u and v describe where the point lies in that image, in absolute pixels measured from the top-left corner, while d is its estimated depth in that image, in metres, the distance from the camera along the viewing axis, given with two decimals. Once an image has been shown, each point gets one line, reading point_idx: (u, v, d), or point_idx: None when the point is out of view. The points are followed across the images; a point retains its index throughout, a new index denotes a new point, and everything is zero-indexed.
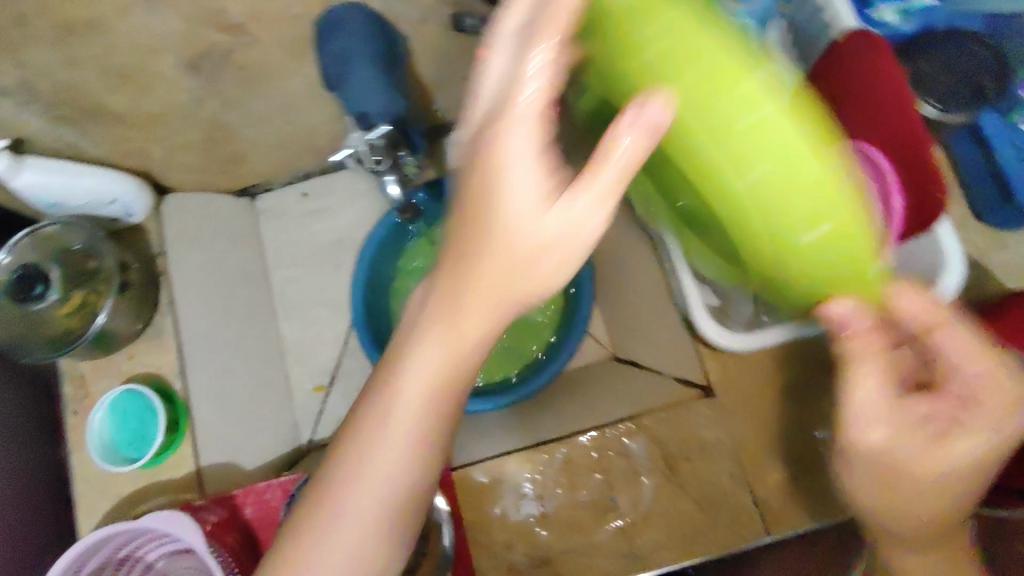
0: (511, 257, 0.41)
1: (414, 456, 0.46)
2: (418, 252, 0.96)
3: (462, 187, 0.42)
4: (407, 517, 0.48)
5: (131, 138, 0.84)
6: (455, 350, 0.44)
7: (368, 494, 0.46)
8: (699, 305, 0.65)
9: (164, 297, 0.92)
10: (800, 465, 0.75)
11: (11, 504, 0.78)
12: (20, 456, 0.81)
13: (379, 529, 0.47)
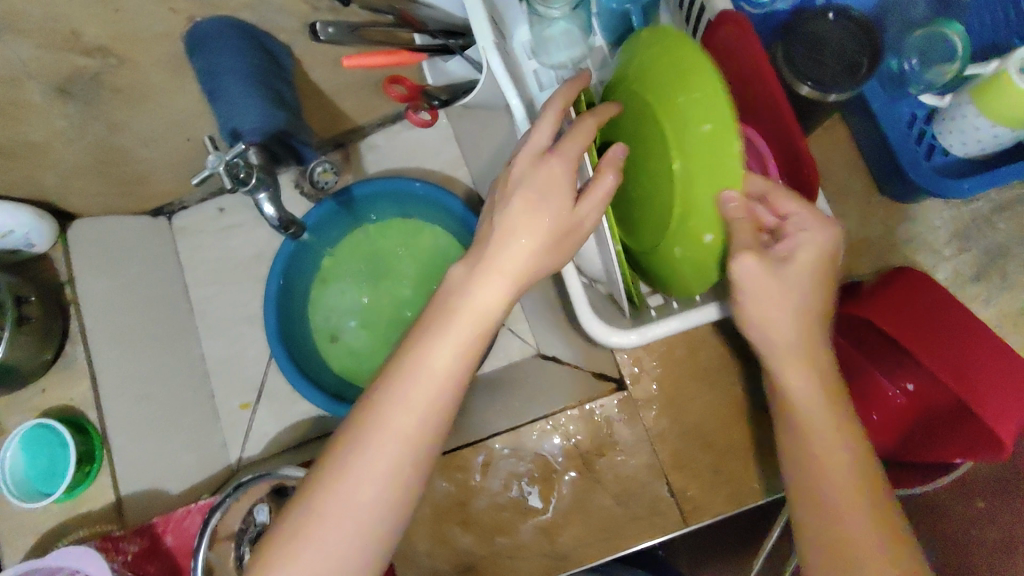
0: (541, 236, 0.52)
1: (430, 413, 0.52)
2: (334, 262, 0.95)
3: (511, 195, 0.53)
4: (411, 479, 0.52)
5: (20, 168, 0.81)
6: (476, 325, 0.53)
7: (384, 453, 0.51)
8: (580, 295, 0.62)
9: (75, 326, 0.89)
10: (713, 452, 0.74)
11: None
12: None
13: (389, 487, 0.51)
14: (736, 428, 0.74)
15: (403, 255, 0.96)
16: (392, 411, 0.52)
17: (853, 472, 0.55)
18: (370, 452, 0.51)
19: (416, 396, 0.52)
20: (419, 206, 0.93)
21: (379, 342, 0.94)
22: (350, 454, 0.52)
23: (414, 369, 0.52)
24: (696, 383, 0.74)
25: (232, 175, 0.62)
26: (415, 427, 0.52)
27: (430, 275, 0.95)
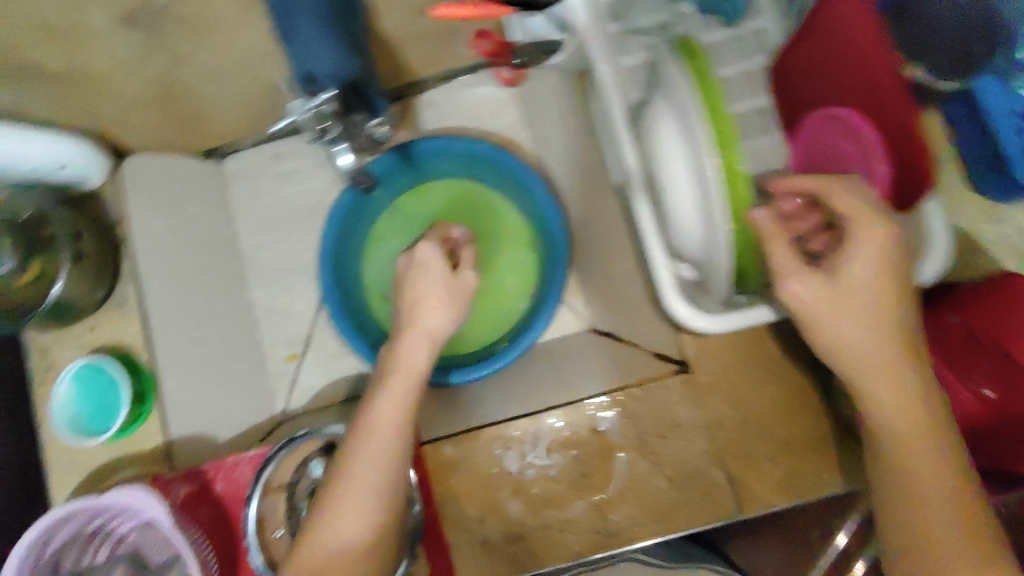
0: (421, 304, 0.70)
1: (382, 467, 0.62)
2: (392, 219, 0.93)
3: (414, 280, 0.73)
4: (381, 519, 0.62)
5: (79, 96, 0.78)
6: (407, 380, 0.67)
7: (351, 508, 0.61)
8: (669, 279, 0.60)
9: (126, 265, 0.88)
10: (772, 441, 0.73)
11: None
12: None
13: (365, 528, 0.61)
14: (796, 419, 0.74)
15: (460, 218, 0.93)
16: (370, 442, 0.63)
17: (925, 474, 0.56)
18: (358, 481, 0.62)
19: (366, 454, 0.63)
20: (486, 169, 0.91)
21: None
22: (323, 513, 0.62)
23: (367, 424, 0.64)
24: (760, 374, 0.73)
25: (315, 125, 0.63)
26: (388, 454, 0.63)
27: (488, 240, 0.92)
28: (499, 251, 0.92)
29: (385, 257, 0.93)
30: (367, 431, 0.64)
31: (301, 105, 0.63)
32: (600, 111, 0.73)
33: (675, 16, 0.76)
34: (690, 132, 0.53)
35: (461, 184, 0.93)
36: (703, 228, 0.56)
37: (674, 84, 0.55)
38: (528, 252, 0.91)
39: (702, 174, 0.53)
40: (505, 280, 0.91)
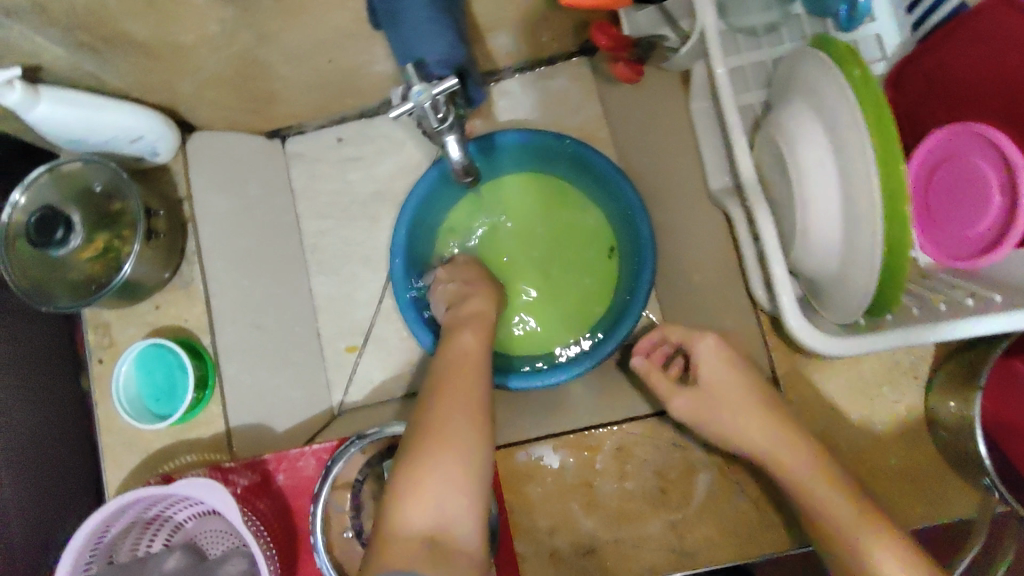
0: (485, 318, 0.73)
1: (474, 434, 0.60)
2: (469, 213, 0.90)
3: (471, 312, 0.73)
4: (478, 487, 0.59)
5: (158, 70, 0.75)
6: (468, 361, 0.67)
7: (450, 474, 0.57)
8: (792, 300, 0.58)
9: (190, 245, 0.86)
10: (862, 466, 0.72)
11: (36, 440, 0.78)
12: (42, 388, 0.80)
13: (464, 498, 0.57)
14: (888, 444, 0.72)
15: (541, 213, 0.90)
16: (453, 431, 0.59)
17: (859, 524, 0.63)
18: (440, 468, 0.57)
19: (458, 424, 0.60)
20: (567, 165, 0.87)
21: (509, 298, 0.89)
22: (419, 486, 0.57)
23: (442, 398, 0.62)
24: (846, 404, 0.73)
25: (435, 114, 0.56)
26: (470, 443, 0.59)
27: (569, 237, 0.89)
28: (582, 249, 0.89)
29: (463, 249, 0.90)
30: (442, 417, 0.60)
31: (423, 91, 0.55)
32: (702, 112, 0.75)
33: (783, 16, 0.72)
34: (847, 143, 0.52)
35: (545, 178, 0.90)
36: (844, 240, 0.54)
37: (831, 89, 0.53)
38: (610, 253, 0.87)
39: (856, 188, 0.51)
40: (585, 280, 0.88)
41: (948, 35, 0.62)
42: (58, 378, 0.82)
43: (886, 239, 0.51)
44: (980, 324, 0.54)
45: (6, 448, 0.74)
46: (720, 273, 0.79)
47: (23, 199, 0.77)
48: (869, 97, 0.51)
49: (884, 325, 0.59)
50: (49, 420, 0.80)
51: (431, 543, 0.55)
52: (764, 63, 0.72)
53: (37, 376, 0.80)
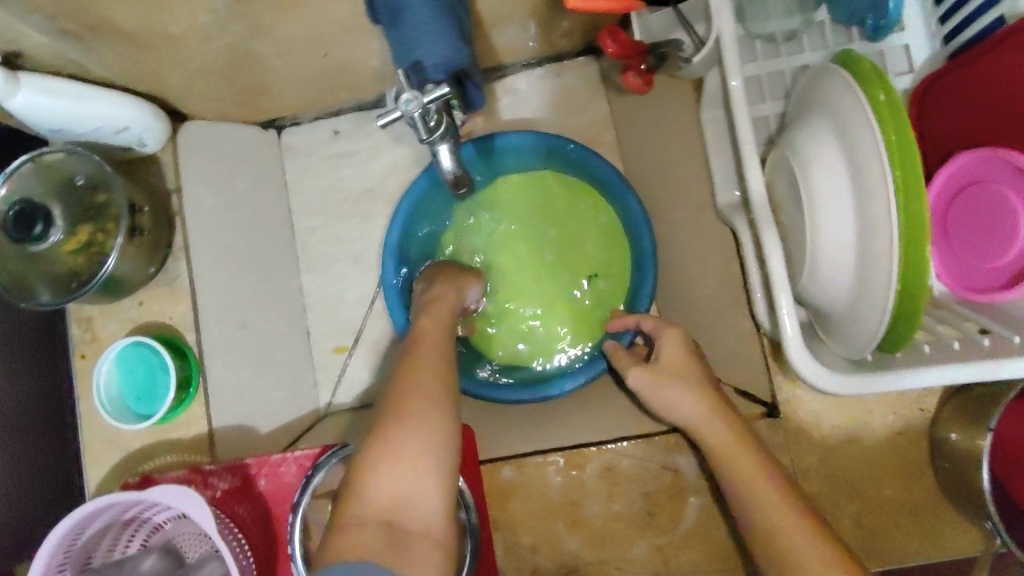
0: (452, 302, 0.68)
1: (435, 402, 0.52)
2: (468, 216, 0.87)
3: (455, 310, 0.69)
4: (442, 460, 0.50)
5: (147, 60, 0.72)
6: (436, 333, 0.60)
7: (406, 443, 0.49)
8: (796, 332, 0.55)
9: (178, 241, 0.84)
10: (860, 500, 0.69)
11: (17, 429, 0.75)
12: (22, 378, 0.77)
13: (425, 475, 0.49)
14: (890, 478, 0.69)
15: (545, 215, 0.86)
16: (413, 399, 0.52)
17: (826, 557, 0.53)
18: (397, 441, 0.49)
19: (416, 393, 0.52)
20: (573, 169, 0.84)
21: (514, 302, 0.86)
22: (372, 459, 0.49)
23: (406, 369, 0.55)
24: (848, 432, 0.71)
25: (425, 123, 0.54)
26: (432, 419, 0.51)
27: (575, 241, 0.85)
28: (589, 255, 0.85)
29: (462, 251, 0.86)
30: (405, 385, 0.53)
31: (412, 99, 0.52)
32: (714, 121, 0.72)
33: (804, 24, 0.70)
34: (868, 172, 0.48)
35: (552, 178, 0.86)
36: (857, 275, 0.51)
37: (853, 112, 0.50)
38: (618, 261, 0.84)
39: (874, 220, 0.48)
40: (591, 287, 0.84)
41: (985, 51, 0.59)
42: (39, 368, 0.80)
43: (900, 282, 0.48)
44: (957, 370, 0.54)
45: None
46: (722, 290, 0.75)
47: (4, 189, 0.73)
48: (895, 123, 0.47)
49: (892, 363, 0.56)
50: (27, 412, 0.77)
51: (388, 527, 0.47)
52: (782, 72, 0.69)
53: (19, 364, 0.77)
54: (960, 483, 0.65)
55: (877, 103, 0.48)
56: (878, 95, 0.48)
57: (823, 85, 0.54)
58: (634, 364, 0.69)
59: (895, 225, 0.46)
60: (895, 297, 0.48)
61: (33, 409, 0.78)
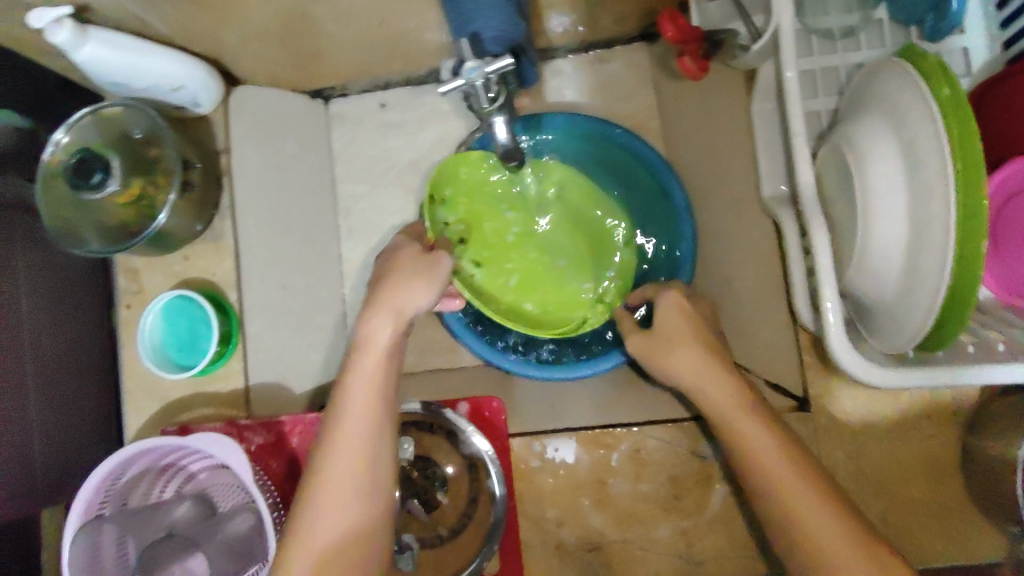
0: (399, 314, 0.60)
1: (358, 498, 0.55)
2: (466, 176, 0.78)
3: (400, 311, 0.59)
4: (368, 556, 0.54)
5: (205, 18, 0.74)
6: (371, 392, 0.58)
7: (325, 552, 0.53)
8: (839, 324, 0.55)
9: (225, 199, 0.86)
10: (886, 497, 0.70)
11: (64, 367, 0.77)
12: (73, 318, 0.80)
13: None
14: (919, 479, 0.70)
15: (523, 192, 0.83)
16: (331, 503, 0.54)
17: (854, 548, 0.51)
18: (316, 551, 0.53)
19: (337, 492, 0.54)
20: (613, 157, 0.85)
21: (498, 280, 0.81)
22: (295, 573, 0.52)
23: (328, 454, 0.56)
24: (881, 428, 0.71)
25: (486, 92, 0.54)
26: (352, 521, 0.54)
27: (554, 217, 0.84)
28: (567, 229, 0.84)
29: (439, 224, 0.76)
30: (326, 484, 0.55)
31: (476, 68, 0.53)
32: (764, 114, 0.72)
33: (863, 20, 0.68)
34: (927, 167, 0.48)
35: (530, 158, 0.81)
36: (905, 271, 0.51)
37: (915, 105, 0.50)
38: (606, 220, 0.85)
39: (930, 216, 0.48)
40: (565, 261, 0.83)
41: None
42: (89, 313, 0.83)
43: (953, 278, 0.48)
44: (999, 371, 0.54)
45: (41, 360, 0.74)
46: (761, 281, 0.76)
47: (65, 138, 0.76)
48: (958, 117, 0.47)
49: (932, 362, 0.57)
50: (77, 351, 0.80)
51: None
52: (837, 68, 0.69)
53: (70, 304, 0.80)
54: (993, 488, 0.65)
55: (941, 96, 0.48)
56: (942, 90, 0.48)
57: (883, 80, 0.54)
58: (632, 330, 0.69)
59: (952, 222, 0.46)
60: (947, 292, 0.48)
61: (80, 349, 0.80)
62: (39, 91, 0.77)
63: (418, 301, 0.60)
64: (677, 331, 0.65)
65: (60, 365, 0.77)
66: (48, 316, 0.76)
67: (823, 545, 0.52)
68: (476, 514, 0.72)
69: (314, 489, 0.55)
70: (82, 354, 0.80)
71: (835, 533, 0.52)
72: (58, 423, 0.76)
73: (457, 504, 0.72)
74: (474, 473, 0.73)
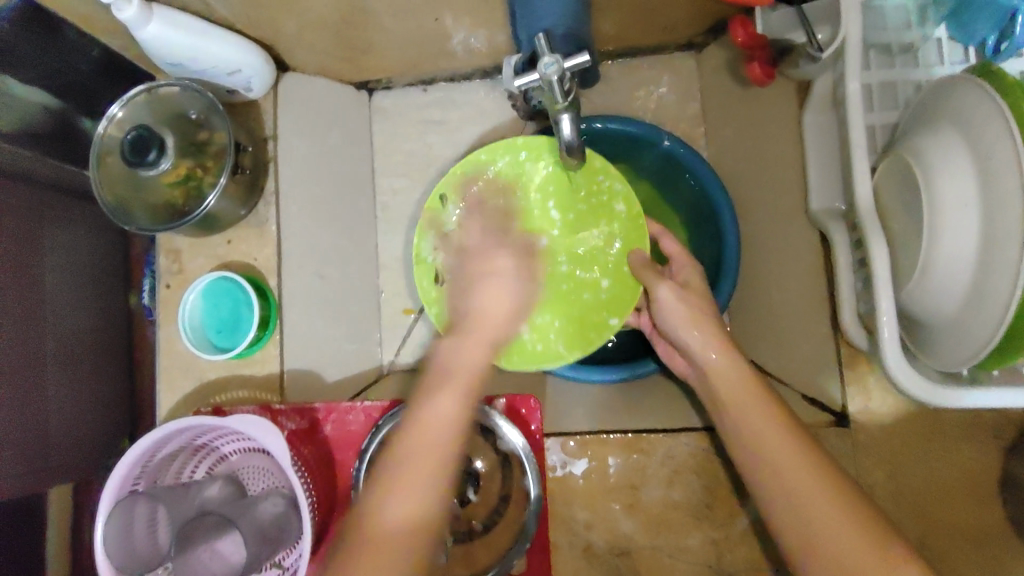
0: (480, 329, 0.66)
1: (435, 488, 0.55)
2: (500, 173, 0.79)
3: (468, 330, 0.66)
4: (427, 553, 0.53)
5: (268, 6, 0.75)
6: (460, 388, 0.60)
7: (390, 543, 0.52)
8: (894, 340, 0.55)
9: (270, 185, 0.85)
10: (922, 520, 0.69)
11: (83, 348, 0.84)
12: (95, 303, 0.87)
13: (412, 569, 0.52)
14: (957, 503, 0.69)
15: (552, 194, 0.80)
16: (408, 486, 0.54)
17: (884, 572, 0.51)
18: (384, 538, 0.52)
19: (415, 483, 0.54)
20: (658, 162, 0.86)
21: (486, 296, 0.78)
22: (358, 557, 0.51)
23: (411, 444, 0.56)
24: (919, 449, 0.70)
25: (561, 87, 0.56)
26: (422, 512, 0.54)
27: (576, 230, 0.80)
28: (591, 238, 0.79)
29: (455, 222, 0.78)
30: (404, 471, 0.55)
31: (553, 62, 0.54)
32: (816, 124, 0.72)
33: (921, 37, 0.68)
34: (1002, 184, 0.48)
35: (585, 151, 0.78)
36: (971, 288, 0.51)
37: (991, 121, 0.50)
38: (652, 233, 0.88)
39: (1004, 233, 0.48)
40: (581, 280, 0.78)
41: None
42: (112, 295, 0.91)
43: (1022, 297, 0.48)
44: None
45: (70, 341, 0.82)
46: (802, 295, 0.76)
47: (121, 113, 0.78)
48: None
49: (987, 381, 0.56)
50: (97, 330, 0.87)
51: None
52: (895, 85, 0.69)
53: (95, 290, 0.88)
54: None
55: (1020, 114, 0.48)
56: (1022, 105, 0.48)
57: (956, 96, 0.54)
58: (660, 279, 0.70)
59: None
60: (1016, 311, 0.48)
61: (97, 336, 0.87)
62: (77, 83, 0.78)
63: (500, 303, 0.68)
64: (724, 376, 0.64)
65: (79, 347, 0.83)
66: (70, 300, 0.82)
67: (849, 566, 0.52)
68: (506, 512, 0.72)
69: (393, 474, 0.55)
70: (102, 333, 0.88)
71: (868, 553, 0.52)
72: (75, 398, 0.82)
73: (488, 501, 0.73)
74: (507, 471, 0.73)
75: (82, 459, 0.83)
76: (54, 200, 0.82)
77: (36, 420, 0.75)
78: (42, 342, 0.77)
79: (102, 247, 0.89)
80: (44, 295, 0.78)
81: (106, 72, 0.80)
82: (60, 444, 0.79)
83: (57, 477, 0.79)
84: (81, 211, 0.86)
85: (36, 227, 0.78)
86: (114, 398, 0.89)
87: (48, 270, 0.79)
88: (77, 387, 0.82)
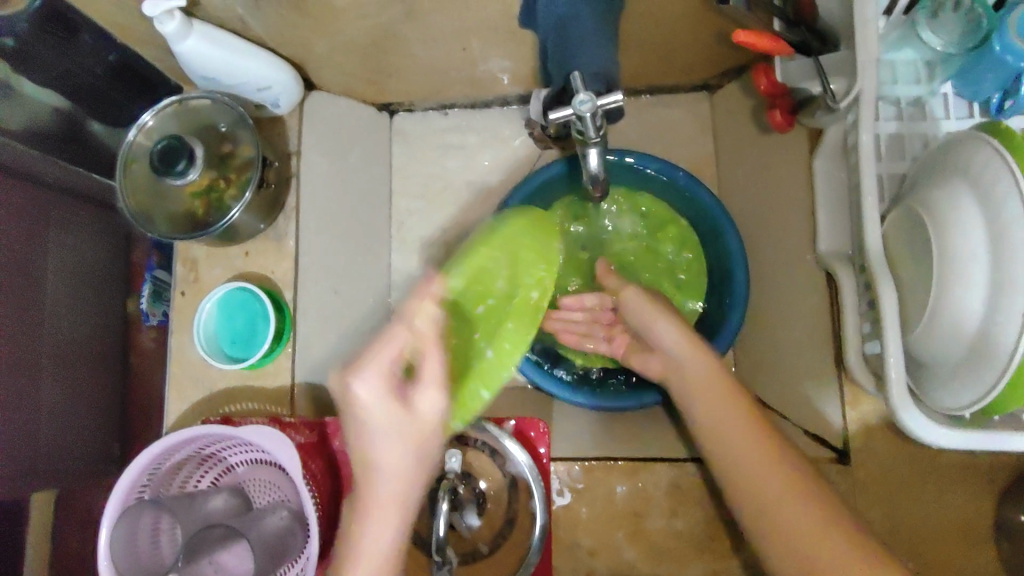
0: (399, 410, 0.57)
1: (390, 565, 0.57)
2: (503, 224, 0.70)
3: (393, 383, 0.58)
4: None
5: (302, 26, 0.77)
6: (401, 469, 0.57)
7: None
8: (902, 383, 0.57)
9: (290, 202, 0.87)
10: (917, 559, 0.70)
11: (79, 353, 0.80)
12: (92, 304, 0.83)
13: None
14: (952, 545, 0.71)
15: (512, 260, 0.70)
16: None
17: None
18: None
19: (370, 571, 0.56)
20: (670, 196, 0.89)
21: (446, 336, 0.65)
22: None
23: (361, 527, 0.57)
24: (918, 490, 0.72)
25: (592, 121, 0.58)
26: None
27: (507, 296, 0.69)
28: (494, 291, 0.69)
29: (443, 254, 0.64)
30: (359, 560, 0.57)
31: (588, 101, 0.57)
32: (828, 172, 0.73)
33: (929, 93, 0.71)
34: (1009, 238, 0.51)
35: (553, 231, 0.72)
36: (977, 336, 0.54)
37: (999, 178, 0.52)
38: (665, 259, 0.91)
39: (1010, 286, 0.51)
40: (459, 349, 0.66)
41: None
42: (110, 295, 0.85)
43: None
44: None
45: (68, 343, 0.78)
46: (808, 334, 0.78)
47: (150, 122, 0.80)
48: None
49: (990, 426, 0.58)
50: (97, 336, 0.83)
51: None
52: (904, 138, 0.72)
53: (93, 289, 0.83)
54: None
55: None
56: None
57: (965, 152, 0.57)
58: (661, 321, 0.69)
59: None
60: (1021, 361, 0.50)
61: (94, 340, 0.82)
62: (90, 87, 0.77)
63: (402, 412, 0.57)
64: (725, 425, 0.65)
65: (76, 351, 0.79)
66: (69, 302, 0.79)
67: None
68: (511, 535, 0.73)
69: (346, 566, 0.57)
70: (102, 339, 0.83)
71: None
72: (69, 401, 0.78)
73: (492, 523, 0.73)
74: (513, 494, 0.74)
75: (71, 466, 0.78)
76: (61, 202, 0.79)
77: (26, 424, 0.72)
78: (37, 343, 0.74)
79: (104, 246, 0.85)
80: (42, 296, 0.75)
81: (117, 79, 0.79)
82: (54, 449, 0.76)
83: (41, 484, 0.75)
84: (92, 213, 0.84)
85: (35, 226, 0.75)
86: (107, 403, 0.84)
87: (49, 263, 0.77)
88: (72, 389, 0.78)
